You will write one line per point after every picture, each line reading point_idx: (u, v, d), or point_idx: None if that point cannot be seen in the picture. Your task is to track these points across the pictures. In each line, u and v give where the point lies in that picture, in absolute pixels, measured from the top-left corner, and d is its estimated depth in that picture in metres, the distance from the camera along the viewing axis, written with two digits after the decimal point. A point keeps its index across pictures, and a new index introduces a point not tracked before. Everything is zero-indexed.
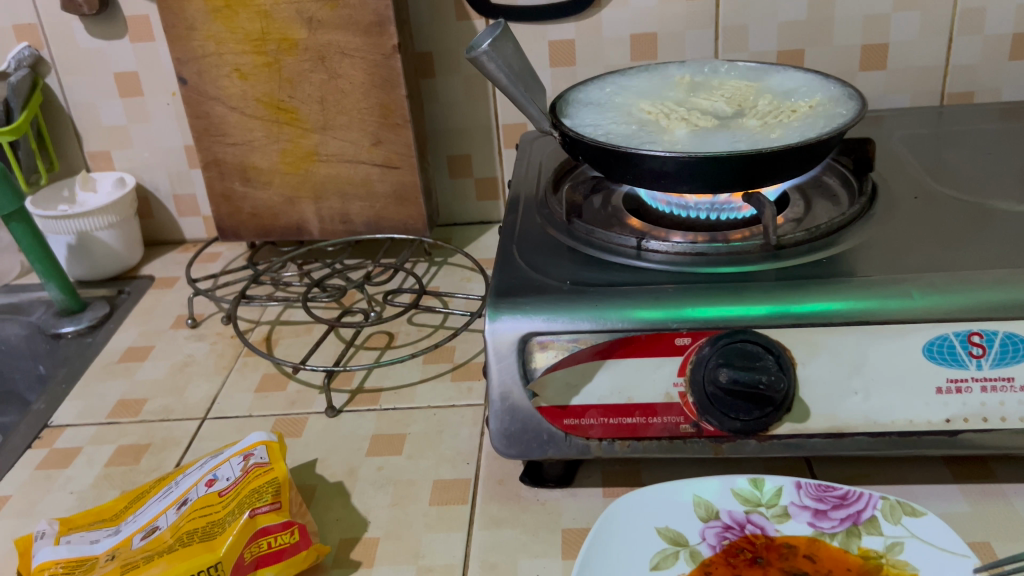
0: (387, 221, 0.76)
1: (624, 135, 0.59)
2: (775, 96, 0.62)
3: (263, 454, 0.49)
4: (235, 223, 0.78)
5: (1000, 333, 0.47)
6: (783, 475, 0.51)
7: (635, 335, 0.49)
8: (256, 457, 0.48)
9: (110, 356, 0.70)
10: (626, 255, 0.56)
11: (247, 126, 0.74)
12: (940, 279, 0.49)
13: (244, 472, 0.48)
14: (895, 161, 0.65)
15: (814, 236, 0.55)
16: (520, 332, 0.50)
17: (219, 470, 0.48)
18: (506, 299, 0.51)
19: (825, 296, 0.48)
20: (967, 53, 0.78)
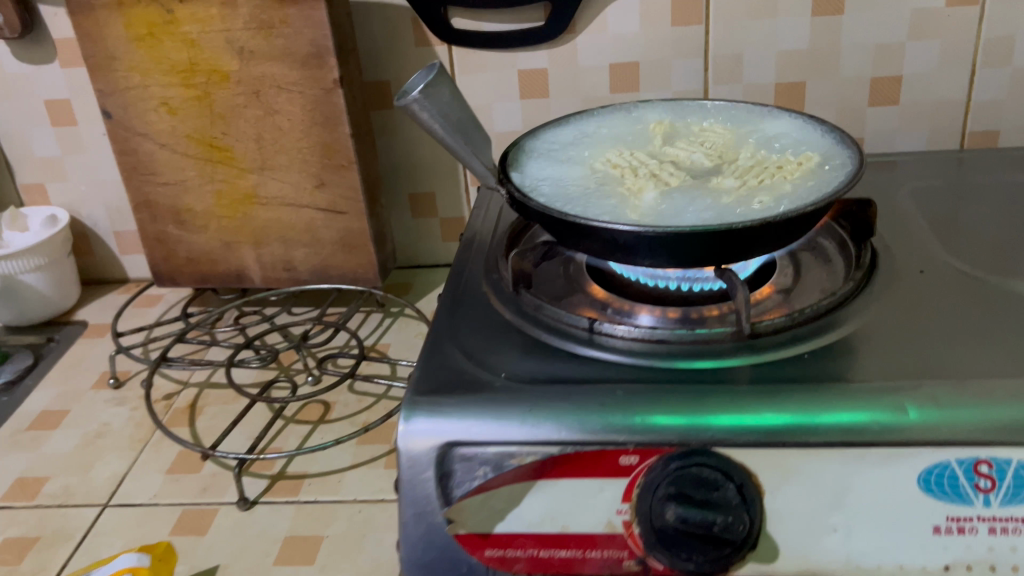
0: (335, 270, 0.69)
1: (582, 197, 0.51)
2: (759, 147, 0.54)
3: None
4: (171, 269, 0.71)
5: (1014, 462, 0.38)
6: None
7: (574, 451, 0.41)
8: None
9: (20, 421, 0.63)
10: (576, 338, 0.48)
11: (178, 165, 0.66)
12: (941, 391, 0.41)
13: None
14: (901, 221, 0.57)
15: (796, 321, 0.47)
16: (437, 443, 0.42)
17: None
18: (424, 399, 0.43)
19: (800, 408, 0.40)
20: (992, 88, 0.69)
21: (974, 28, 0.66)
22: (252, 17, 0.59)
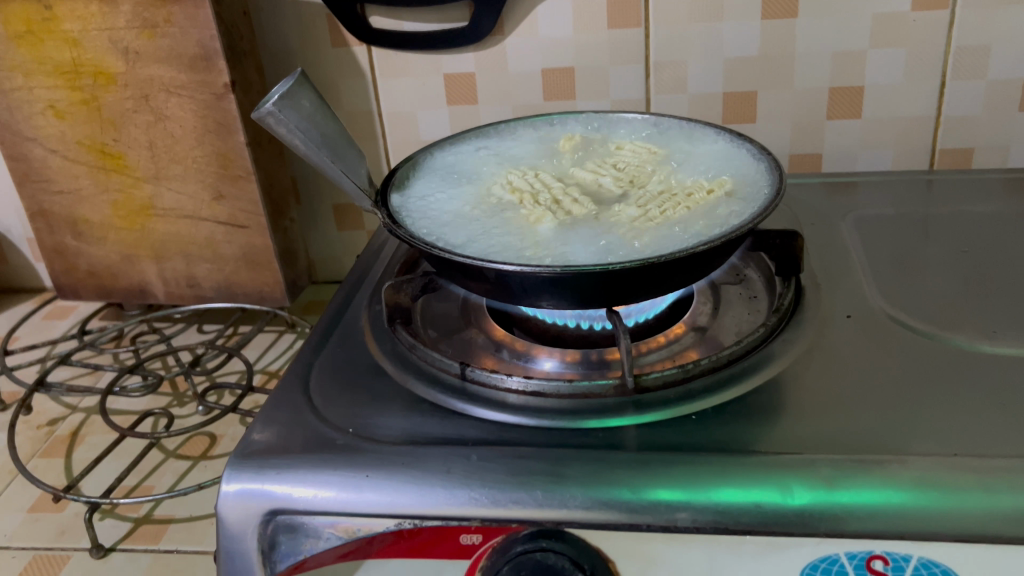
0: (240, 288, 0.64)
1: (464, 221, 0.45)
2: (675, 171, 0.48)
3: None
4: (72, 281, 0.67)
5: (915, 557, 0.33)
6: None
7: (413, 527, 0.36)
8: None
9: None
10: (445, 385, 0.42)
11: (71, 173, 0.62)
12: (839, 464, 0.35)
13: None
14: (836, 256, 0.51)
15: (690, 373, 0.41)
16: (257, 513, 0.37)
17: None
18: (250, 461, 0.38)
19: (671, 484, 0.35)
20: (966, 102, 0.61)
21: (944, 35, 0.59)
22: (134, 15, 0.54)
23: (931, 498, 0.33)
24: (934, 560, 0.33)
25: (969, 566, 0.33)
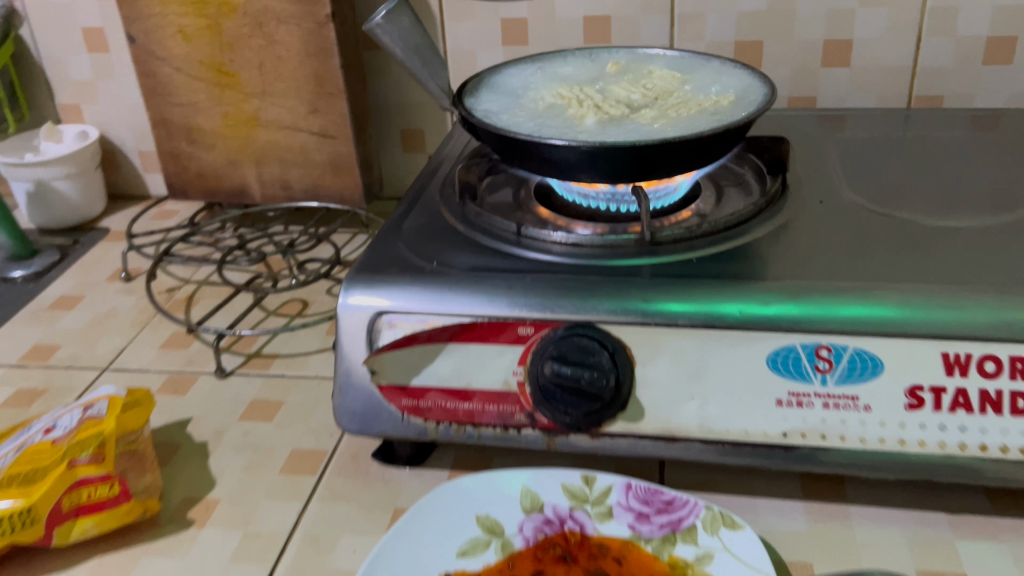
0: (325, 190, 0.77)
1: (524, 117, 0.57)
2: (691, 87, 0.60)
3: (103, 407, 0.51)
4: (183, 182, 0.80)
5: (850, 348, 0.44)
6: (616, 470, 0.49)
7: (476, 320, 0.48)
8: (96, 410, 0.51)
9: (42, 302, 0.73)
10: (504, 239, 0.55)
11: (192, 88, 0.75)
12: (799, 286, 0.47)
13: (81, 421, 0.50)
14: (817, 164, 0.63)
15: (693, 233, 0.53)
16: (366, 315, 0.49)
17: (60, 419, 0.51)
18: (358, 279, 0.50)
19: (675, 298, 0.47)
20: (939, 55, 0.72)
21: None
22: None
23: (865, 308, 0.45)
24: (866, 349, 0.44)
25: (890, 354, 0.44)
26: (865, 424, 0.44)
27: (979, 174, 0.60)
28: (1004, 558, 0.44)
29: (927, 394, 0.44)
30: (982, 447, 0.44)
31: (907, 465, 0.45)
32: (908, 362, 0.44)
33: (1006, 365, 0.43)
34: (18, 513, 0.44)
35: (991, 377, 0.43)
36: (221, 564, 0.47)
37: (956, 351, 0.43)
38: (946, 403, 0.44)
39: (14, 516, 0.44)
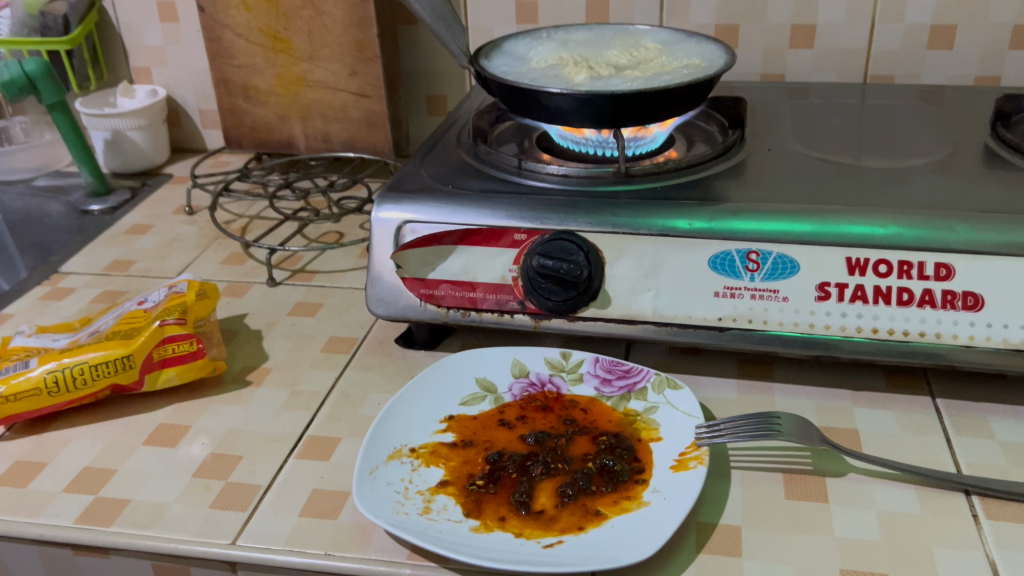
0: (360, 142, 0.89)
1: (528, 73, 0.70)
2: (668, 53, 0.72)
3: (184, 286, 0.64)
4: (238, 134, 0.93)
5: (774, 253, 0.56)
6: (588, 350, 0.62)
7: (479, 228, 0.60)
8: (178, 288, 0.64)
9: (119, 229, 0.86)
10: (507, 171, 0.67)
11: (250, 52, 0.88)
12: (738, 206, 0.58)
13: (167, 296, 0.63)
14: (773, 122, 0.75)
15: (661, 168, 0.65)
16: (394, 223, 0.61)
17: (150, 295, 0.64)
18: (388, 195, 0.62)
19: (639, 214, 0.59)
20: (889, 39, 0.84)
21: None
22: None
23: (788, 224, 0.56)
24: (786, 254, 0.56)
25: (805, 258, 0.55)
26: (783, 312, 0.56)
27: (907, 133, 0.72)
28: (888, 416, 0.55)
29: (833, 289, 0.55)
30: (875, 331, 0.55)
31: (815, 344, 0.56)
32: (819, 264, 0.55)
33: (896, 267, 0.54)
34: (119, 358, 0.57)
35: (884, 276, 0.54)
36: (274, 411, 0.59)
37: (857, 255, 0.55)
38: (848, 296, 0.55)
39: (117, 361, 0.57)
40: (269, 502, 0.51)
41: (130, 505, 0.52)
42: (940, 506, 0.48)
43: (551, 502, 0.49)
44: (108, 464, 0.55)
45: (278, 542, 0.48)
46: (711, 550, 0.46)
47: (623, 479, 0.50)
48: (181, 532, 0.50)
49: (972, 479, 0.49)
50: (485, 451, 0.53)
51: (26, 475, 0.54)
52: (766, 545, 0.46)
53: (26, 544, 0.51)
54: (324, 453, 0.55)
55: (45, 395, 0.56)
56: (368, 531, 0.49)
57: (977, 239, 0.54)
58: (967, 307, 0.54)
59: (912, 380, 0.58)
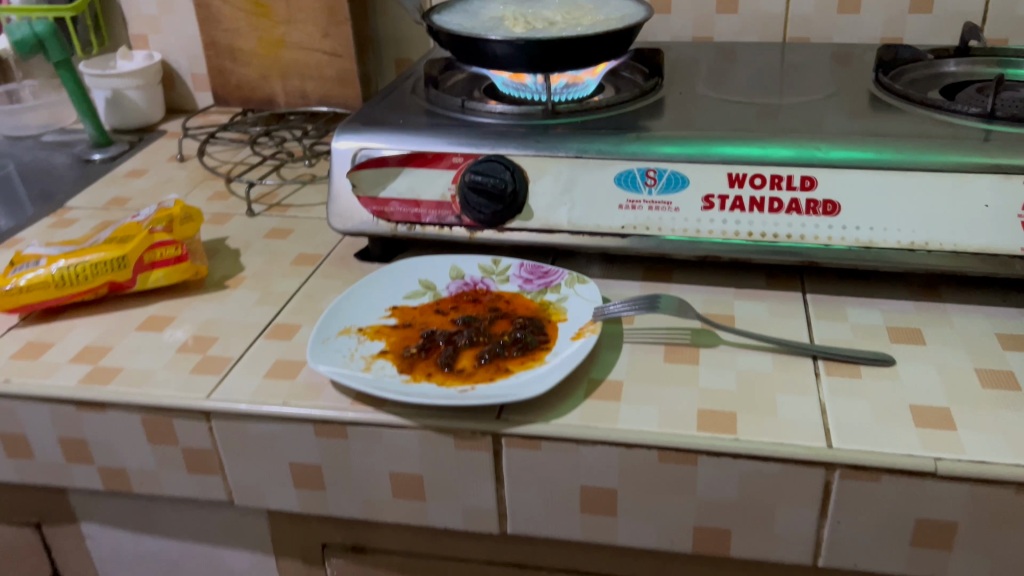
0: (333, 99, 1.00)
1: (474, 25, 0.80)
2: (599, 10, 0.82)
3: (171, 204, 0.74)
4: (225, 92, 1.03)
5: (669, 171, 0.66)
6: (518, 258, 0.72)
7: (422, 152, 0.70)
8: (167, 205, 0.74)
9: (118, 174, 0.96)
10: (453, 110, 0.78)
11: (235, 17, 0.98)
12: (642, 133, 0.68)
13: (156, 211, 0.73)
14: (691, 74, 0.85)
15: (585, 107, 0.76)
16: (350, 150, 0.71)
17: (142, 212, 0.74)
18: (346, 127, 0.72)
19: (558, 141, 0.68)
20: (803, 5, 0.94)
21: None
22: None
23: (682, 148, 0.66)
24: (679, 171, 0.66)
25: (695, 175, 0.66)
26: (674, 220, 0.67)
27: (805, 82, 0.82)
28: (763, 306, 0.66)
29: (716, 200, 0.66)
30: (751, 234, 0.66)
31: (701, 247, 0.67)
32: (704, 179, 0.66)
33: (769, 180, 0.64)
34: (114, 259, 0.67)
35: (758, 188, 0.65)
36: (248, 306, 0.69)
37: (737, 171, 0.65)
38: (728, 205, 0.66)
39: (111, 261, 0.67)
40: (240, 368, 0.61)
41: (123, 372, 0.62)
42: (791, 369, 0.59)
43: (471, 363, 0.59)
44: (105, 343, 0.65)
45: (245, 396, 0.58)
46: (598, 397, 0.57)
47: (531, 348, 0.60)
48: (165, 389, 0.60)
49: (818, 347, 0.60)
50: (421, 329, 0.63)
51: (37, 351, 0.65)
52: (642, 395, 0.57)
53: (38, 403, 0.61)
54: (288, 334, 0.65)
55: (51, 288, 0.67)
56: (319, 387, 0.59)
57: (834, 156, 0.64)
58: (826, 213, 0.64)
59: (787, 279, 0.68)
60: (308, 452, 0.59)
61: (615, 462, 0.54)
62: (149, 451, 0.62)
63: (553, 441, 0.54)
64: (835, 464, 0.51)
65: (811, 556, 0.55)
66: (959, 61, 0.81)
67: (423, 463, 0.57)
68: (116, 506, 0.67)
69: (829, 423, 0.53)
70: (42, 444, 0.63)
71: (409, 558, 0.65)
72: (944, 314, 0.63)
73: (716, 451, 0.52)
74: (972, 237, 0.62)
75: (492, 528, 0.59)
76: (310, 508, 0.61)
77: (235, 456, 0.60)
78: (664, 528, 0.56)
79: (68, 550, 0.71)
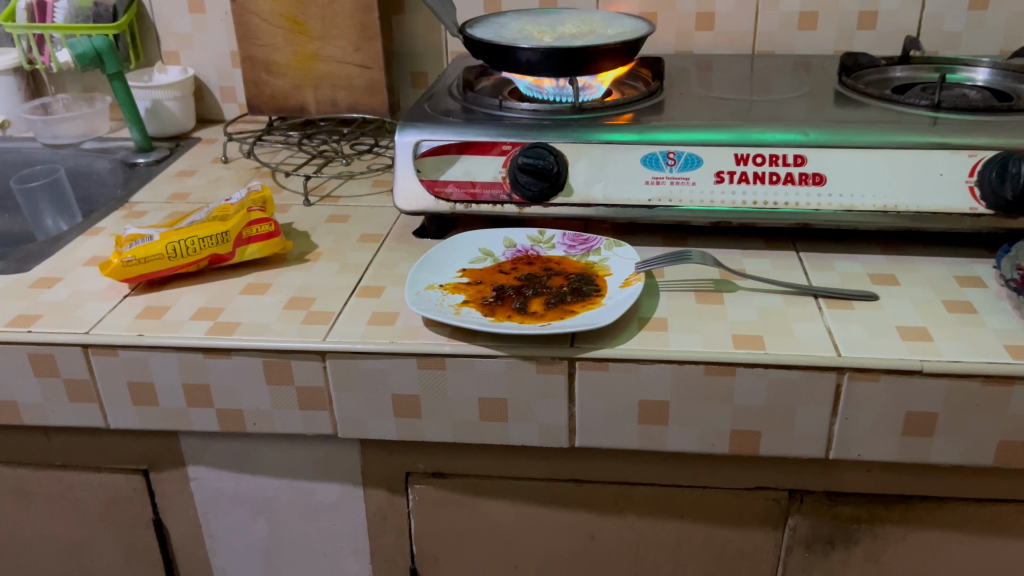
0: (361, 106, 1.12)
1: (505, 36, 0.93)
2: (609, 26, 0.96)
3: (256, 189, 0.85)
4: (259, 102, 1.14)
5: (686, 152, 0.80)
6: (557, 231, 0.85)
7: (477, 140, 0.82)
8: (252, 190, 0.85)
9: (169, 174, 1.06)
10: (492, 108, 0.90)
11: (272, 34, 1.09)
12: (662, 123, 0.82)
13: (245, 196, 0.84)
14: (684, 79, 1.00)
15: (605, 105, 0.89)
16: (412, 141, 0.84)
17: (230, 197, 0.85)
18: (406, 123, 0.84)
19: (593, 130, 0.82)
20: (769, 23, 1.11)
21: None
22: None
23: (697, 134, 0.80)
24: (694, 153, 0.80)
25: (708, 155, 0.80)
26: (692, 192, 0.81)
27: (780, 85, 0.98)
28: (767, 262, 0.80)
29: (726, 175, 0.80)
30: (755, 203, 0.80)
31: (715, 214, 0.81)
32: (716, 158, 0.80)
33: (768, 158, 0.79)
34: (218, 233, 0.78)
35: (760, 165, 0.80)
36: (332, 273, 0.80)
37: (742, 151, 0.79)
38: (736, 179, 0.80)
39: (216, 235, 0.78)
40: (343, 318, 0.73)
41: (241, 325, 0.72)
42: (799, 305, 0.73)
43: (541, 307, 0.72)
44: (217, 305, 0.75)
45: (357, 337, 0.70)
46: (649, 328, 0.70)
47: (588, 295, 0.73)
48: (282, 335, 0.71)
49: (818, 288, 0.74)
50: (492, 285, 0.76)
51: (158, 312, 0.75)
52: (684, 325, 0.70)
53: (168, 353, 0.71)
54: (376, 293, 0.76)
55: (165, 259, 0.77)
56: (417, 329, 0.71)
57: (821, 138, 0.79)
58: (815, 183, 0.79)
59: (783, 241, 0.83)
60: (409, 383, 0.70)
61: (669, 376, 0.67)
62: (265, 392, 0.72)
63: (619, 361, 0.67)
64: (845, 368, 0.65)
65: (823, 450, 0.69)
66: (904, 68, 0.99)
67: (509, 388, 0.69)
68: (224, 447, 0.77)
69: (836, 340, 0.68)
70: (167, 391, 0.73)
71: (483, 480, 0.76)
72: (912, 264, 0.79)
73: (751, 362, 0.66)
74: (932, 199, 0.78)
75: (562, 442, 0.71)
76: (405, 435, 0.73)
77: (343, 392, 0.71)
78: (706, 433, 0.69)
79: (172, 493, 0.81)
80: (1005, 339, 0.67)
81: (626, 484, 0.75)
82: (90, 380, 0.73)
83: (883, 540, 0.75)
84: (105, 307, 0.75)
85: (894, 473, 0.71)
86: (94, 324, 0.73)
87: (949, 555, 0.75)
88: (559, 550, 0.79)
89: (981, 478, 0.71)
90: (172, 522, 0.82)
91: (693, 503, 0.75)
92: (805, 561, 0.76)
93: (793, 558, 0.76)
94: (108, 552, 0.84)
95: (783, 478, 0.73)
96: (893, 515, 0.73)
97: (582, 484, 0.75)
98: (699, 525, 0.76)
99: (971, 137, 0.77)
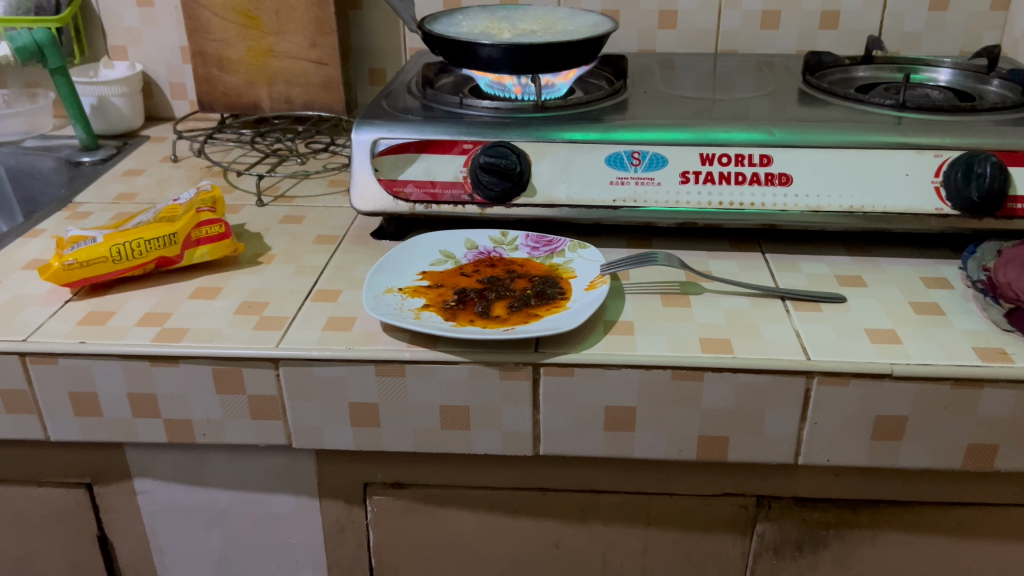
0: (318, 103, 1.09)
1: (465, 34, 0.90)
2: (570, 24, 0.94)
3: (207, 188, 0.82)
4: (210, 98, 1.10)
5: (650, 152, 0.79)
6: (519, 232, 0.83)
7: (436, 138, 0.80)
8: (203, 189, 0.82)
9: (115, 173, 1.02)
10: (452, 106, 0.87)
11: (225, 28, 1.05)
12: (627, 122, 0.80)
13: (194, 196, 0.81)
14: (647, 77, 0.99)
15: (568, 103, 0.87)
16: (369, 139, 0.81)
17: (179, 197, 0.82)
18: (363, 121, 0.82)
19: (557, 128, 0.80)
20: (732, 21, 1.10)
21: None
22: None
23: (662, 134, 0.79)
24: (659, 152, 0.79)
25: (674, 155, 0.78)
26: (657, 193, 0.79)
27: (744, 83, 0.97)
28: (733, 263, 0.79)
29: (691, 175, 0.79)
30: (721, 203, 0.79)
31: (680, 215, 0.80)
32: (681, 158, 0.78)
33: (734, 158, 0.78)
34: (165, 234, 0.75)
35: (725, 165, 0.78)
36: (287, 276, 0.77)
37: (707, 151, 0.78)
38: (701, 179, 0.79)
39: (163, 236, 0.75)
40: (298, 323, 0.70)
41: (190, 331, 0.69)
42: (766, 306, 0.72)
43: (504, 310, 0.70)
44: (165, 310, 0.72)
45: (312, 343, 0.67)
46: (615, 332, 0.68)
47: (552, 298, 0.71)
48: (234, 341, 0.67)
49: (785, 290, 0.73)
50: (453, 288, 0.73)
51: (102, 317, 0.71)
52: (651, 328, 0.69)
53: (111, 360, 0.67)
54: (333, 297, 0.73)
55: (108, 262, 0.73)
56: (375, 334, 0.68)
57: (788, 137, 0.77)
58: (781, 184, 0.78)
59: (748, 243, 0.82)
60: (368, 391, 0.67)
61: (636, 381, 0.65)
62: (215, 401, 0.69)
63: (585, 367, 0.65)
64: (814, 372, 0.64)
65: (792, 455, 0.68)
66: (866, 68, 0.99)
67: (472, 394, 0.67)
68: (173, 458, 0.74)
69: (804, 343, 0.66)
70: (111, 402, 0.70)
71: (444, 490, 0.74)
72: (877, 265, 0.78)
73: (719, 367, 0.64)
74: (898, 200, 0.77)
75: (526, 449, 0.69)
76: (363, 445, 0.70)
77: (298, 400, 0.68)
78: (674, 439, 0.68)
79: (118, 507, 0.77)
80: (973, 341, 0.66)
81: (592, 492, 0.73)
82: (29, 390, 0.69)
83: (851, 544, 0.74)
84: (45, 313, 0.71)
85: (861, 477, 0.71)
86: (32, 331, 0.69)
87: (915, 559, 0.74)
88: (523, 561, 0.77)
89: (948, 481, 0.70)
90: (118, 536, 0.79)
91: (660, 510, 0.73)
92: (773, 567, 0.75)
93: (761, 565, 0.75)
94: (51, 568, 0.80)
95: (752, 484, 0.72)
96: (861, 519, 0.72)
97: (546, 492, 0.73)
98: (666, 531, 0.74)
99: (937, 136, 0.76)
